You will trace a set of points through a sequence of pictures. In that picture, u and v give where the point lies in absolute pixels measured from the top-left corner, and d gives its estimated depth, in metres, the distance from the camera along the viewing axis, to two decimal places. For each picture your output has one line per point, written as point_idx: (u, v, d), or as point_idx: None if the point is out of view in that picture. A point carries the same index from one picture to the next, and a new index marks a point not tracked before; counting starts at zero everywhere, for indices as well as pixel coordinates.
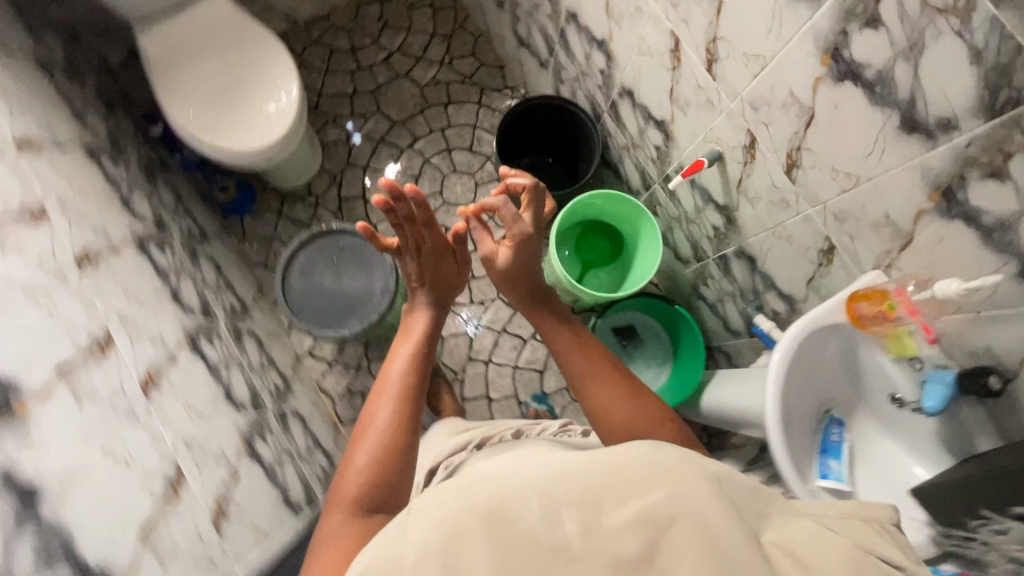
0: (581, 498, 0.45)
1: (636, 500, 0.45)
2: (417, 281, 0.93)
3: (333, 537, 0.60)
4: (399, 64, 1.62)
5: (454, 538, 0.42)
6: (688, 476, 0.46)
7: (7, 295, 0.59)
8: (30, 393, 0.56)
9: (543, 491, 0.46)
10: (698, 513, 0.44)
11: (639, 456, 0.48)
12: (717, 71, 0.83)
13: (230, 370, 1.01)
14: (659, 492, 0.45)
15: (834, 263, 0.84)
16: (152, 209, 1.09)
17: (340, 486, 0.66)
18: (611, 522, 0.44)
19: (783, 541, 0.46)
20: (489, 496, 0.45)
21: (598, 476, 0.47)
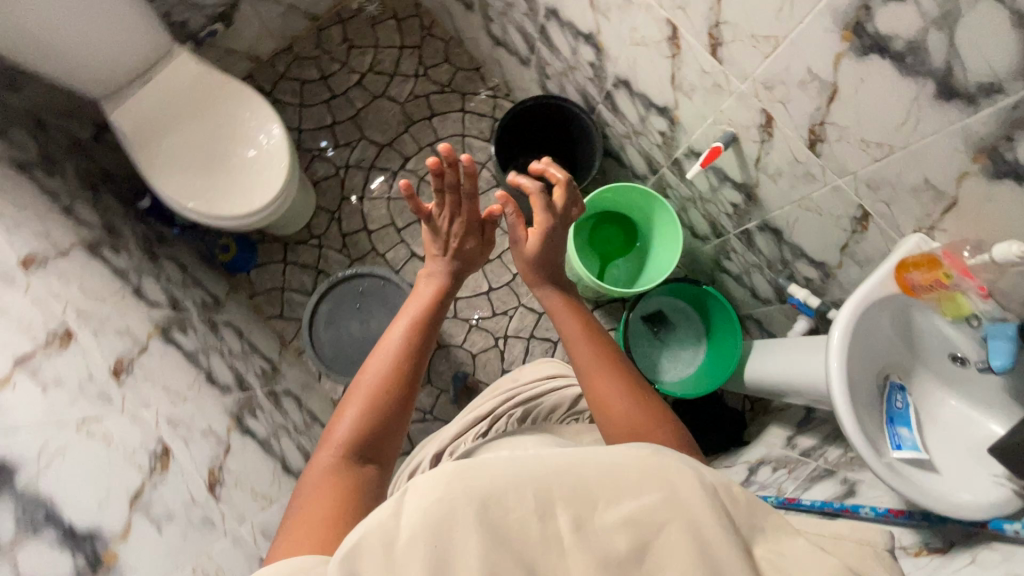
0: (581, 490, 0.41)
1: (630, 499, 0.41)
2: (438, 242, 0.90)
3: (319, 480, 0.59)
4: (374, 84, 1.57)
5: (445, 528, 0.39)
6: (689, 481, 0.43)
7: (62, 439, 0.58)
8: (113, 538, 0.57)
9: (544, 477, 0.41)
10: (692, 520, 0.41)
11: (643, 451, 0.44)
12: (722, 54, 0.80)
13: (280, 439, 1.00)
14: (654, 494, 0.42)
15: (870, 229, 0.83)
16: (164, 290, 1.06)
17: (332, 431, 0.65)
18: (604, 520, 0.41)
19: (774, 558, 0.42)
20: (488, 481, 0.40)
21: (601, 463, 0.43)
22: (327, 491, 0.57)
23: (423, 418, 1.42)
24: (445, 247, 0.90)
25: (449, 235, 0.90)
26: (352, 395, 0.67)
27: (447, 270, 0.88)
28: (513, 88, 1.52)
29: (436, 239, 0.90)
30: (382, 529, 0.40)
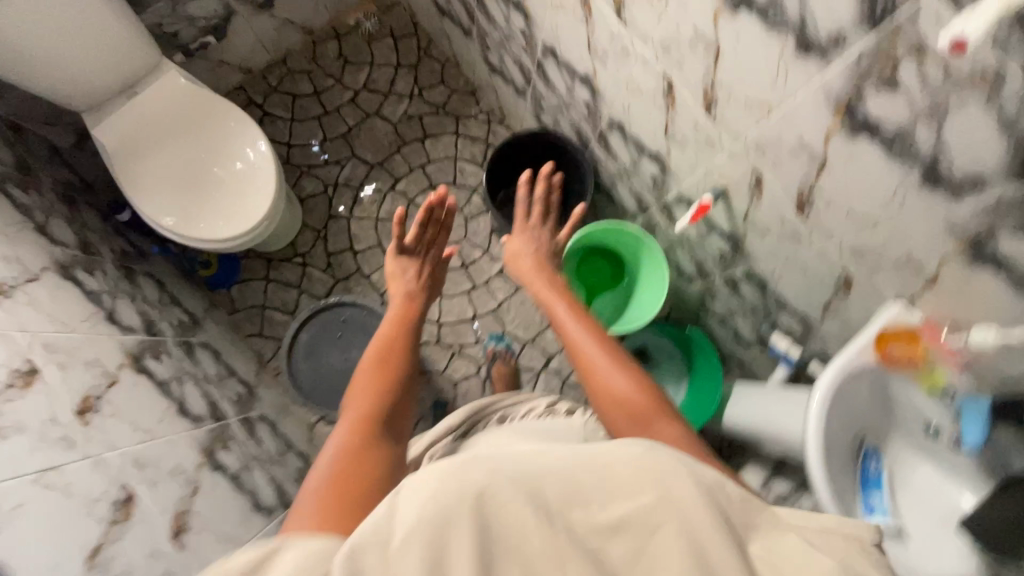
0: (573, 491, 0.45)
1: (621, 503, 0.45)
2: (414, 264, 0.97)
3: (337, 455, 0.58)
4: (367, 102, 1.56)
5: (444, 532, 0.41)
6: (679, 483, 0.45)
7: (22, 493, 0.60)
8: None
9: (536, 478, 0.45)
10: (686, 522, 0.43)
11: (634, 454, 0.47)
12: (715, 113, 0.81)
13: (252, 472, 0.98)
14: (648, 495, 0.45)
15: (853, 293, 0.83)
16: (138, 312, 1.04)
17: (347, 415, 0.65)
18: (597, 522, 0.44)
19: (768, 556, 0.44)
20: (483, 478, 0.44)
21: (588, 465, 0.47)
22: (348, 462, 0.57)
23: None
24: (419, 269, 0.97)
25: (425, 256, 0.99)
26: (363, 384, 0.70)
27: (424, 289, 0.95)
28: (508, 115, 1.52)
29: (410, 262, 0.97)
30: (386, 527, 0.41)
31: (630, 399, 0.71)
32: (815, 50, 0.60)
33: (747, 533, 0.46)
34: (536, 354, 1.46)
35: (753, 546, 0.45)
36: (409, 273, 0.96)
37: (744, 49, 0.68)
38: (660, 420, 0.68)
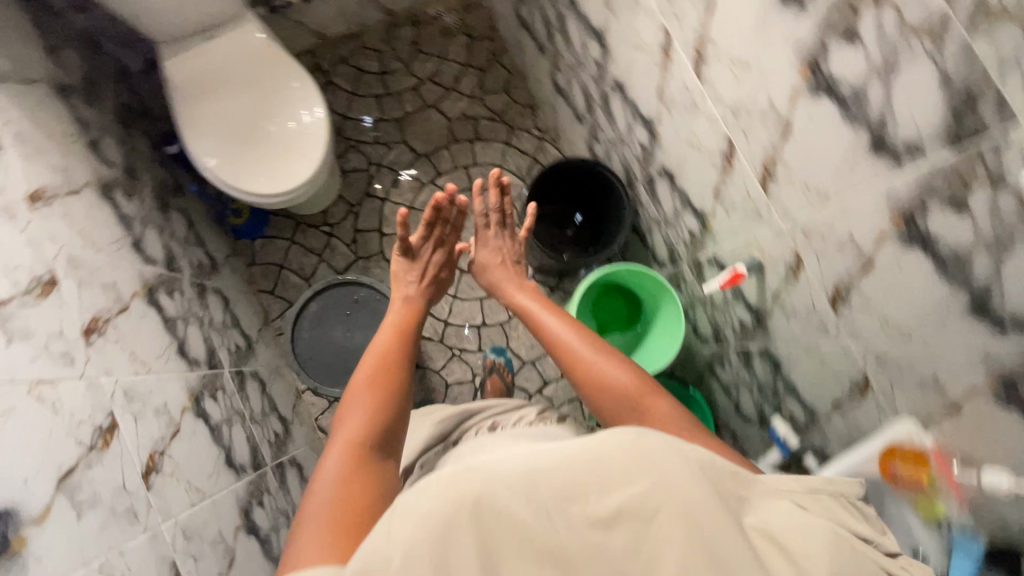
0: (569, 491, 0.46)
1: (617, 492, 0.47)
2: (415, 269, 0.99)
3: (335, 478, 0.60)
4: (429, 93, 1.58)
5: (446, 543, 0.41)
6: (670, 468, 0.49)
7: (10, 399, 0.56)
8: (29, 520, 0.53)
9: (530, 485, 0.45)
10: (683, 504, 0.47)
11: (620, 447, 0.50)
12: (771, 187, 0.81)
13: (233, 426, 0.98)
14: (641, 484, 0.47)
15: (867, 397, 0.82)
16: (163, 245, 1.05)
17: (342, 430, 0.67)
18: (596, 514, 0.46)
19: (768, 526, 0.51)
20: (477, 484, 0.44)
21: (578, 463, 0.48)
22: (349, 485, 0.59)
23: None
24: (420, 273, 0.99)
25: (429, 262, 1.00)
26: (359, 396, 0.72)
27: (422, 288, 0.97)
28: (562, 138, 1.53)
29: (413, 269, 0.99)
30: (389, 539, 0.42)
31: (622, 387, 0.78)
32: (888, 152, 0.59)
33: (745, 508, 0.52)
34: (533, 376, 1.46)
35: (756, 520, 0.51)
36: (409, 277, 0.98)
37: (815, 134, 0.68)
38: (649, 401, 0.76)
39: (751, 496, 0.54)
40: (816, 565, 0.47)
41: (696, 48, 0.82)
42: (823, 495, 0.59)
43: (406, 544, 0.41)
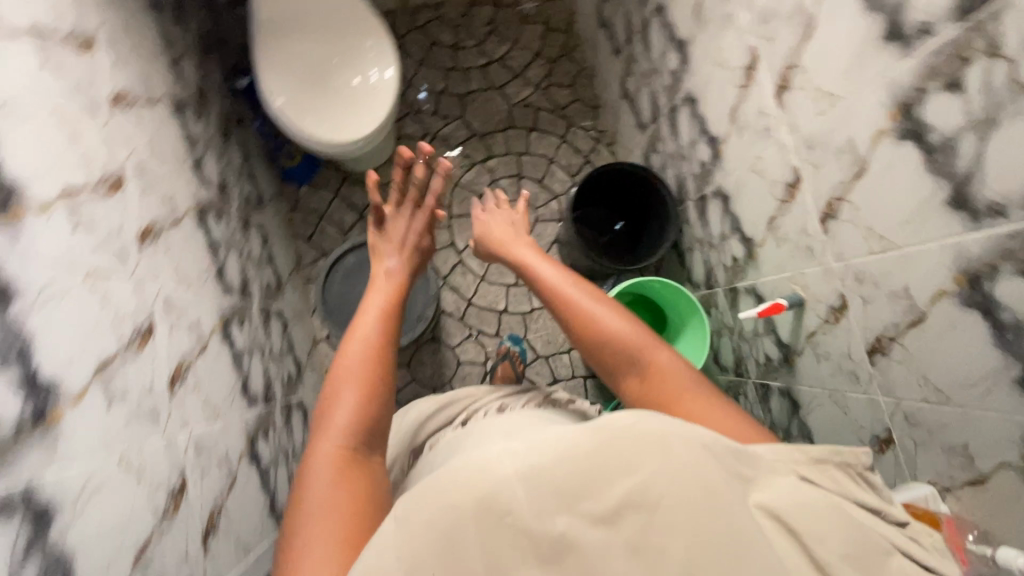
0: (564, 489, 0.46)
1: (616, 484, 0.47)
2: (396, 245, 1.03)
3: (326, 474, 0.65)
4: (496, 75, 1.59)
5: (445, 558, 0.45)
6: (670, 446, 0.49)
7: (71, 284, 0.58)
8: (66, 397, 0.53)
9: (527, 487, 0.46)
10: (690, 487, 0.47)
11: (617, 434, 0.49)
12: (830, 226, 0.80)
13: (252, 357, 1.00)
14: (647, 469, 0.47)
15: (886, 454, 0.80)
16: (218, 171, 1.08)
17: (328, 419, 0.71)
18: (594, 508, 0.46)
19: (775, 505, 0.50)
20: (477, 492, 0.46)
21: (575, 459, 0.47)
22: (339, 484, 0.63)
23: None
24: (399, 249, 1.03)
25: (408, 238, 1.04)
26: (345, 381, 0.75)
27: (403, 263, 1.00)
28: (618, 143, 1.53)
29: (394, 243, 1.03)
30: (387, 553, 0.46)
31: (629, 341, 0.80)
32: (967, 210, 0.58)
33: (748, 487, 0.52)
34: (544, 371, 1.46)
35: (762, 500, 0.51)
36: (390, 252, 1.01)
37: (892, 178, 0.67)
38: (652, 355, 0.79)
39: (755, 475, 0.53)
40: (826, 549, 0.48)
41: (782, 73, 0.81)
42: (829, 467, 0.61)
43: (403, 563, 0.45)
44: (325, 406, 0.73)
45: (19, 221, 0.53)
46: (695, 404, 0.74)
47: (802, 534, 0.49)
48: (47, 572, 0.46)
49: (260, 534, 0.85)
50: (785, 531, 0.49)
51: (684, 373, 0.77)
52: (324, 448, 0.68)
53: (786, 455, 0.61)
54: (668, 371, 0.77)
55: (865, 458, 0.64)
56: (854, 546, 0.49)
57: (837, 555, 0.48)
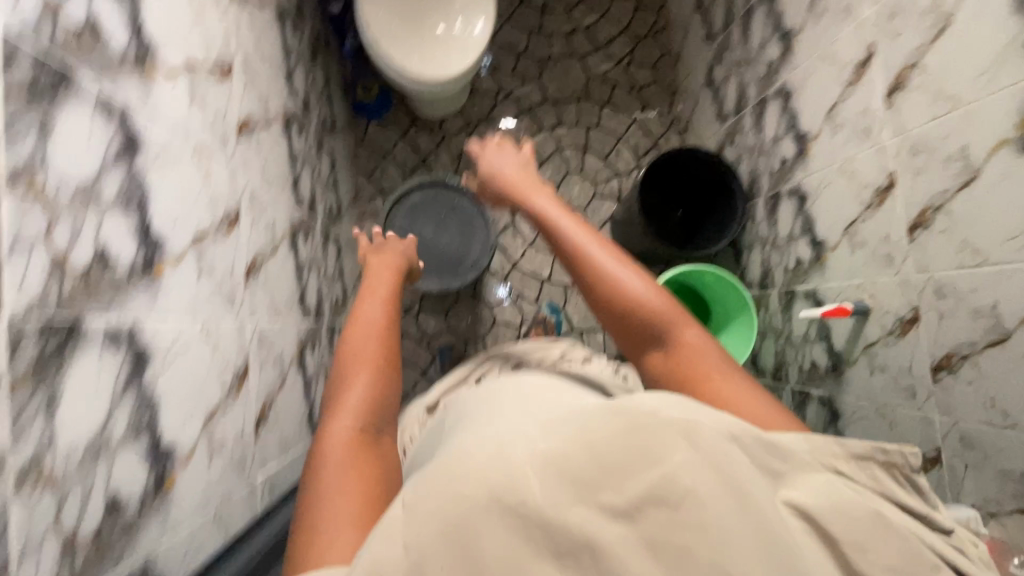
0: (583, 477, 0.35)
1: (634, 476, 0.35)
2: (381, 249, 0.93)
3: (342, 455, 0.55)
4: (579, 44, 1.57)
5: (458, 557, 0.32)
6: (700, 432, 0.37)
7: (183, 153, 0.60)
8: (168, 256, 0.55)
9: (542, 473, 0.35)
10: (721, 476, 0.35)
11: (637, 414, 0.38)
12: (918, 236, 0.78)
13: (310, 272, 1.03)
14: (677, 455, 0.36)
15: (930, 474, 0.80)
16: (304, 87, 1.09)
17: (341, 402, 0.62)
18: (614, 499, 0.34)
19: (808, 503, 0.37)
20: (482, 478, 0.35)
21: (592, 443, 0.36)
22: (353, 467, 0.54)
23: (416, 340, 1.45)
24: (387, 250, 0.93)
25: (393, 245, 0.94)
26: (358, 365, 0.66)
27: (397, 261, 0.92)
28: (691, 132, 1.51)
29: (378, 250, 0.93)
30: (389, 539, 0.34)
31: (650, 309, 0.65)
32: None
33: (775, 482, 0.38)
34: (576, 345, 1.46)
35: (791, 496, 0.38)
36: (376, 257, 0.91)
37: (1005, 192, 0.65)
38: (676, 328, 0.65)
39: (788, 473, 0.39)
40: (872, 561, 0.35)
41: (899, 73, 0.78)
42: (872, 466, 0.45)
43: (411, 554, 0.33)
44: (333, 391, 0.64)
45: (150, 80, 0.55)
46: (734, 387, 0.60)
47: (838, 540, 0.36)
48: (139, 409, 0.48)
49: (299, 439, 0.88)
50: (820, 535, 0.36)
51: (717, 357, 0.63)
52: (336, 431, 0.58)
53: (827, 449, 0.44)
54: (701, 351, 0.63)
55: (913, 461, 0.46)
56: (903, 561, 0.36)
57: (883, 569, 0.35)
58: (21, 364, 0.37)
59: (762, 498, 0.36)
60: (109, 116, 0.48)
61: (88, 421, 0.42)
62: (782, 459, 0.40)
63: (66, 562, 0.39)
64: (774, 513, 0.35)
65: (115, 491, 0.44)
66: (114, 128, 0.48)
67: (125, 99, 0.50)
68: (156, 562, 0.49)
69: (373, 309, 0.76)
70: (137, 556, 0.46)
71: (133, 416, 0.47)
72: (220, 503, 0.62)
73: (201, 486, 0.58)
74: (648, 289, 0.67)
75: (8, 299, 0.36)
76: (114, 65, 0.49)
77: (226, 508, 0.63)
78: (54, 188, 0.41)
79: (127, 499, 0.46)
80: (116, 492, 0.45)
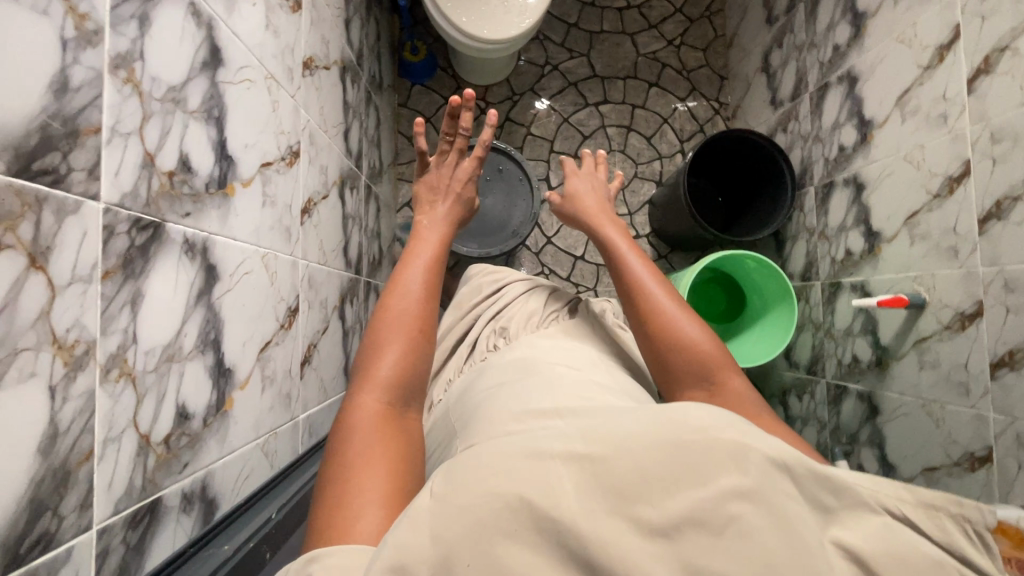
0: (618, 484, 0.27)
1: (674, 495, 0.27)
2: (438, 189, 0.80)
3: (371, 429, 0.46)
4: (631, 21, 1.53)
5: (484, 563, 0.24)
6: (749, 450, 0.28)
7: (257, 77, 0.59)
8: (239, 178, 0.54)
9: (573, 478, 0.27)
10: (771, 503, 0.26)
11: (678, 424, 0.29)
12: (990, 229, 0.75)
13: (353, 225, 1.02)
14: (728, 473, 0.27)
15: (977, 473, 0.78)
16: (359, 39, 1.07)
17: (368, 374, 0.51)
18: (649, 514, 0.26)
19: (859, 545, 0.27)
20: (511, 479, 0.27)
21: (635, 451, 0.28)
22: (379, 443, 0.45)
23: None
24: (444, 192, 0.79)
25: (449, 185, 0.80)
26: (393, 324, 0.56)
27: (448, 196, 0.78)
28: (739, 118, 1.48)
29: (435, 188, 0.80)
30: (415, 526, 0.26)
31: (694, 347, 0.57)
32: None
33: (816, 513, 0.28)
34: None
35: (836, 534, 0.27)
36: (432, 199, 0.78)
37: None
38: (720, 375, 0.56)
39: (838, 505, 0.28)
40: None
41: (986, 56, 0.75)
42: (944, 516, 0.30)
43: (437, 550, 0.25)
44: (362, 361, 0.53)
45: None
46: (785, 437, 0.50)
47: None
48: (207, 325, 0.47)
49: (336, 387, 0.88)
50: None
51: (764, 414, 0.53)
52: (365, 402, 0.49)
53: (885, 486, 0.31)
54: (747, 401, 0.53)
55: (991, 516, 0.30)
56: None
57: None
58: (112, 256, 0.36)
59: (805, 529, 0.26)
60: (196, 22, 0.46)
61: (164, 326, 0.41)
62: (832, 486, 0.29)
63: (141, 462, 0.38)
64: (819, 554, 0.25)
65: (184, 401, 0.43)
66: (201, 38, 0.47)
67: (212, 11, 0.49)
68: (214, 479, 0.48)
69: (417, 267, 0.64)
70: (198, 470, 0.45)
71: (201, 330, 0.46)
72: (268, 434, 0.61)
73: (254, 413, 0.57)
74: (700, 334, 0.59)
75: (105, 189, 0.35)
76: None
77: (274, 441, 0.62)
78: (148, 85, 0.40)
79: (194, 412, 0.45)
80: (185, 403, 0.44)
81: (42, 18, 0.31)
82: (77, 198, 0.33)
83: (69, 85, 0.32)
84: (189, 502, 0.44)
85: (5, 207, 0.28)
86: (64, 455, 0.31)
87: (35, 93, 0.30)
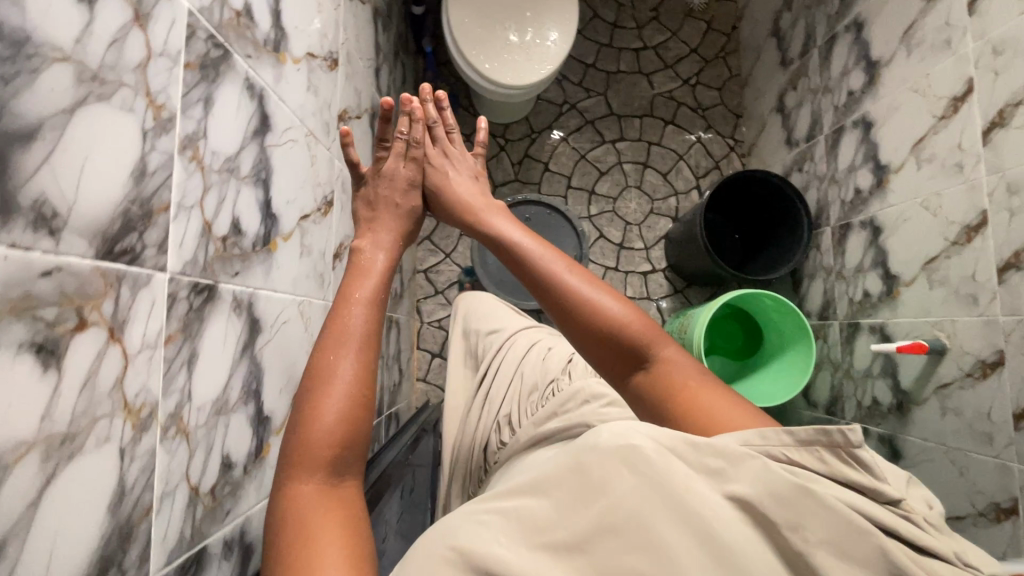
0: (539, 517, 0.32)
1: (582, 512, 0.31)
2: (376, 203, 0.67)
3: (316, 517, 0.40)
4: (647, 61, 1.58)
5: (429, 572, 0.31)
6: (643, 451, 0.32)
7: (297, 136, 0.63)
8: (279, 234, 0.57)
9: (502, 529, 0.32)
10: (661, 487, 0.31)
11: (583, 448, 0.34)
12: (1009, 278, 0.76)
13: None
14: (623, 475, 0.32)
15: (1004, 524, 0.77)
16: (387, 85, 1.12)
17: (299, 452, 0.43)
18: (563, 535, 0.31)
19: (746, 491, 0.31)
20: (453, 536, 0.32)
21: (551, 489, 0.33)
22: (327, 526, 0.40)
23: None
24: (386, 206, 0.66)
25: (390, 198, 0.67)
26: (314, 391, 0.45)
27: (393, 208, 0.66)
28: (755, 155, 1.51)
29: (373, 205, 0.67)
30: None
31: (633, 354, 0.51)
32: None
33: (706, 478, 0.32)
34: None
35: (730, 487, 0.32)
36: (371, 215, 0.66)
37: None
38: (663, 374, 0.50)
39: (725, 464, 0.33)
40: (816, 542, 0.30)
41: (1000, 110, 0.77)
42: (817, 448, 0.36)
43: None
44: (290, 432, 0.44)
45: (281, 64, 0.58)
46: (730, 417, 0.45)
47: (777, 527, 0.30)
48: (250, 375, 0.50)
49: None
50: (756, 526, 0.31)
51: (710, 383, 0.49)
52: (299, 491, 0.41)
53: (770, 438, 0.36)
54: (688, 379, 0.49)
55: (856, 435, 0.35)
56: (844, 536, 0.30)
57: (822, 544, 0.30)
58: (174, 321, 0.39)
59: (690, 494, 0.31)
60: (250, 96, 0.50)
61: (215, 381, 0.44)
62: (714, 450, 0.33)
63: (191, 512, 0.41)
64: (702, 507, 0.31)
65: (228, 451, 0.46)
66: (253, 109, 0.51)
67: (263, 82, 0.53)
68: (251, 525, 0.50)
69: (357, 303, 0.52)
70: (238, 517, 0.48)
71: (244, 381, 0.49)
72: None
73: None
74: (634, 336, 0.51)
75: (171, 260, 0.38)
76: (257, 47, 0.52)
77: None
78: (209, 159, 0.43)
79: (235, 460, 0.47)
80: (228, 453, 0.46)
81: (129, 114, 0.34)
82: (149, 271, 0.36)
83: (147, 170, 0.36)
84: (229, 548, 0.46)
85: (93, 287, 0.31)
86: (128, 512, 0.34)
87: (120, 182, 0.33)
